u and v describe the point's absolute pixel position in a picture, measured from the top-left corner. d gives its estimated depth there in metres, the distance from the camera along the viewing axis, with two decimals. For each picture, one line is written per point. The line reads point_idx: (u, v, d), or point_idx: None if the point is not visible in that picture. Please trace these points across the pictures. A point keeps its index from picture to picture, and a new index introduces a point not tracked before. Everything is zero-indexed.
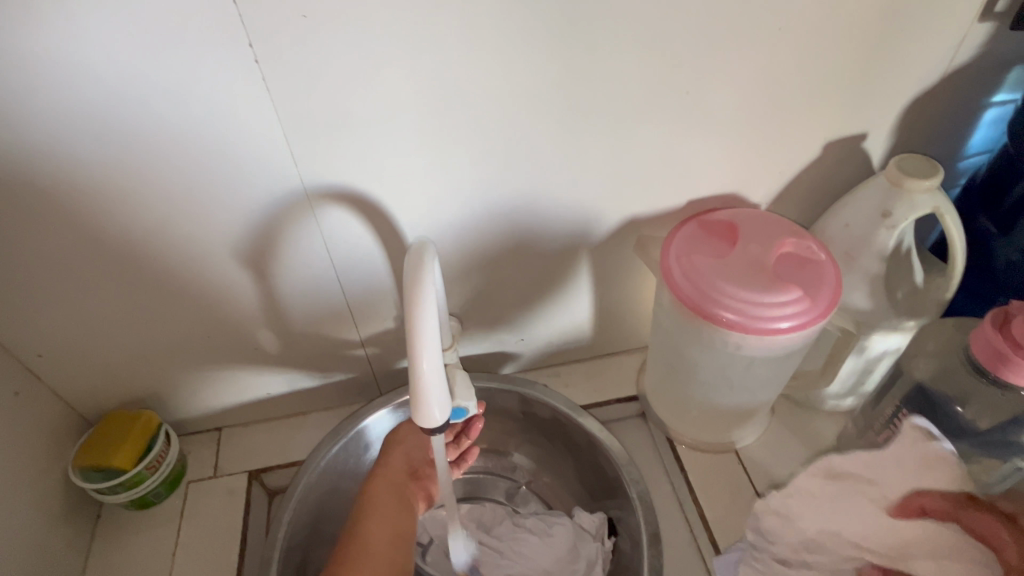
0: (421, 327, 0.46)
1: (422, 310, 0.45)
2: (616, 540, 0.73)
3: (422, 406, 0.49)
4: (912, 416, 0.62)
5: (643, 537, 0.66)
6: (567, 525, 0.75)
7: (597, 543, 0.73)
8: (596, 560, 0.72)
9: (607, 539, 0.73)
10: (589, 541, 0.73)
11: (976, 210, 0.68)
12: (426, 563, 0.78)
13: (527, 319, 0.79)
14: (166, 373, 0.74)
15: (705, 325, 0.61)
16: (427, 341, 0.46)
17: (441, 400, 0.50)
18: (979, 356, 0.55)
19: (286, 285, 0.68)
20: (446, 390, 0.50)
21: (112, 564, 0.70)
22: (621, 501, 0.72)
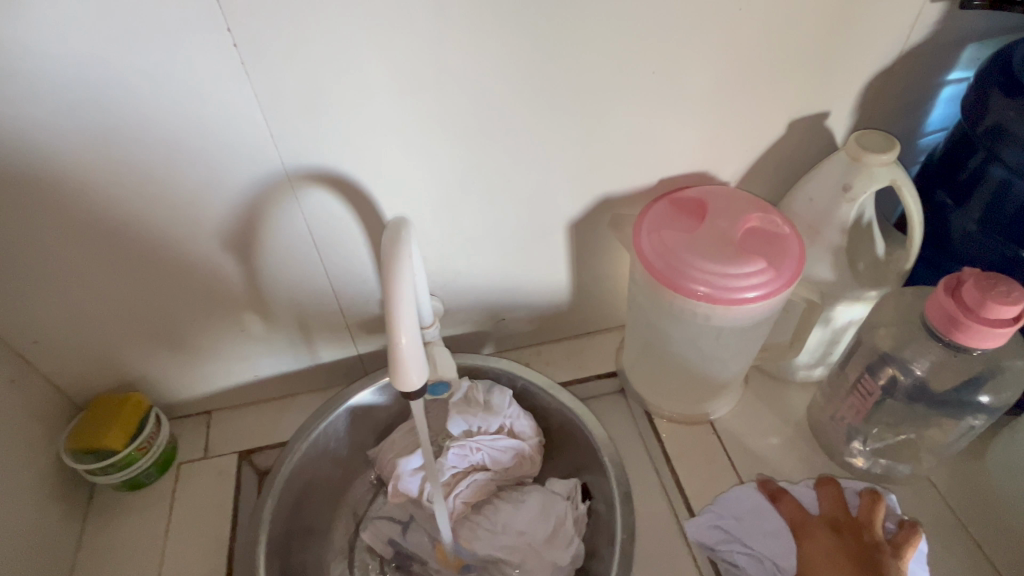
0: (400, 302, 0.49)
1: (401, 285, 0.49)
2: (590, 504, 0.76)
3: (399, 371, 0.51)
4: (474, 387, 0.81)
5: (615, 496, 0.69)
6: (537, 490, 0.77)
7: (568, 502, 0.75)
8: (566, 517, 0.73)
9: (580, 503, 0.76)
10: (559, 500, 0.75)
11: (934, 185, 0.71)
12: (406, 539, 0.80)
13: (508, 298, 0.81)
14: (154, 357, 0.76)
15: (676, 297, 0.63)
16: (403, 302, 0.49)
17: (419, 367, 0.51)
18: (934, 321, 0.58)
19: (268, 267, 0.69)
20: (424, 358, 0.52)
21: (105, 542, 0.72)
22: (595, 466, 0.76)
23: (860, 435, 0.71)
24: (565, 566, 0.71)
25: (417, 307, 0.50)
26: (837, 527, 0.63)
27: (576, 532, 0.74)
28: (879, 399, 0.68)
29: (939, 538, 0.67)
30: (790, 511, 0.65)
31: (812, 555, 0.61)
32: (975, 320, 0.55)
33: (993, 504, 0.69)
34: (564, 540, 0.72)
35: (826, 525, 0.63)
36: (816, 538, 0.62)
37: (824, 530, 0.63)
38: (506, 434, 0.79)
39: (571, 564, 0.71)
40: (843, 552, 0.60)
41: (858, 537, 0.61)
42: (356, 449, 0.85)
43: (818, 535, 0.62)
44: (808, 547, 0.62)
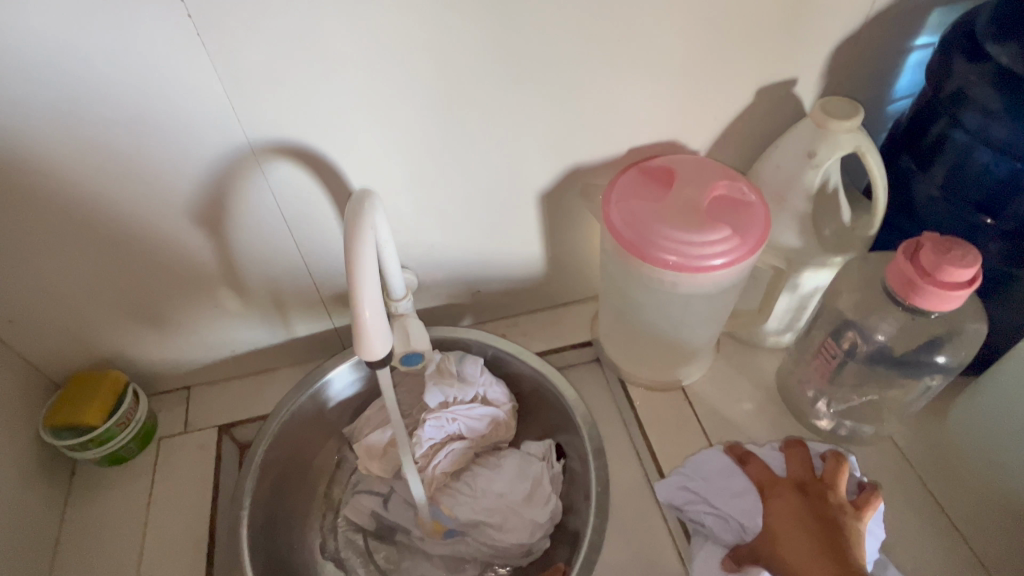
0: (363, 287, 0.49)
1: (362, 270, 0.49)
2: (566, 463, 0.79)
3: (364, 342, 0.51)
4: (445, 356, 0.81)
5: (588, 450, 0.72)
6: (513, 453, 0.79)
7: (543, 462, 0.77)
8: (543, 475, 0.76)
9: (555, 462, 0.79)
10: (535, 461, 0.77)
11: (899, 151, 0.71)
12: (387, 511, 0.81)
13: (482, 270, 0.82)
14: (130, 334, 0.76)
15: (644, 266, 0.64)
16: (365, 275, 0.49)
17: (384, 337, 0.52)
18: (894, 285, 0.59)
19: (239, 243, 0.69)
20: (388, 327, 0.52)
21: (89, 516, 0.73)
22: (572, 429, 0.78)
23: (826, 397, 0.73)
24: (544, 522, 0.73)
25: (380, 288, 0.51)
26: (801, 488, 0.63)
27: (553, 488, 0.77)
28: (840, 363, 0.71)
29: (899, 494, 0.70)
30: (756, 473, 0.66)
31: (775, 515, 0.62)
32: (932, 283, 0.56)
33: (951, 460, 0.72)
34: (542, 499, 0.74)
35: (791, 486, 0.64)
36: (780, 498, 0.63)
37: (789, 491, 0.63)
38: (481, 402, 0.81)
39: (550, 519, 0.74)
40: (807, 512, 0.61)
41: (822, 496, 0.62)
42: (335, 423, 0.86)
43: (782, 496, 0.63)
44: (773, 508, 0.62)
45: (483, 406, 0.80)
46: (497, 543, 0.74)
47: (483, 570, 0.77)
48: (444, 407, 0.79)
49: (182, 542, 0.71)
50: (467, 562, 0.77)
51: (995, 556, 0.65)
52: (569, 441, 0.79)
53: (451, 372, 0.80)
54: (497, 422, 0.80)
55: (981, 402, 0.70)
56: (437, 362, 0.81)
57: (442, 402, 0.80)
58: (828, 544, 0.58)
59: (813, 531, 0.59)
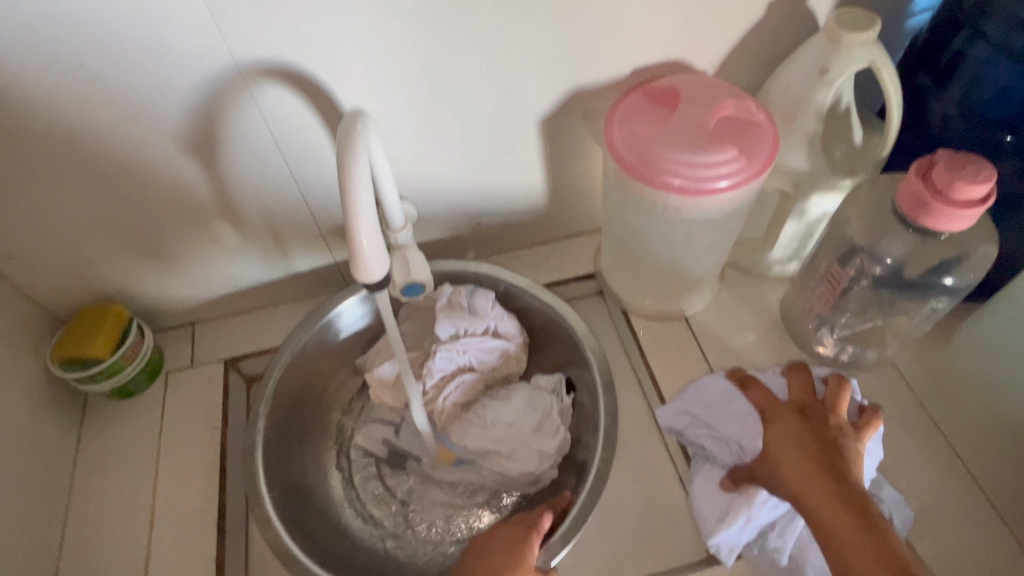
0: (358, 212, 0.49)
1: (357, 194, 0.49)
2: (575, 397, 0.79)
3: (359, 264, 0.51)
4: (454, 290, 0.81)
5: (598, 385, 0.72)
6: (524, 385, 0.78)
7: (553, 396, 0.77)
8: (552, 408, 0.76)
9: (565, 395, 0.79)
10: (545, 394, 0.77)
11: (916, 68, 0.68)
12: (399, 439, 0.82)
13: (483, 201, 0.80)
14: (130, 268, 0.75)
15: (647, 190, 0.62)
16: (359, 195, 0.49)
17: (379, 259, 0.52)
18: (903, 206, 0.57)
19: (233, 172, 0.68)
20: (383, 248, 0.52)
21: (103, 445, 0.75)
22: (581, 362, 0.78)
23: (827, 325, 0.73)
24: (552, 453, 0.74)
25: (376, 214, 0.50)
26: (803, 412, 0.63)
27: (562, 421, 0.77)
28: (848, 286, 0.70)
29: (899, 417, 0.71)
30: (758, 398, 0.66)
31: (774, 437, 0.62)
32: (943, 202, 0.54)
33: (952, 386, 0.72)
34: (550, 430, 0.75)
35: (792, 410, 0.64)
36: (780, 420, 0.63)
37: (789, 414, 0.63)
38: (491, 335, 0.81)
39: (558, 451, 0.74)
40: (807, 434, 0.60)
41: (822, 419, 0.62)
42: (344, 356, 0.86)
43: (782, 418, 0.63)
44: (772, 430, 0.63)
45: (495, 339, 0.80)
46: (507, 471, 0.74)
47: (491, 499, 0.77)
48: (455, 339, 0.79)
49: (195, 469, 0.73)
50: (477, 491, 0.77)
51: (989, 475, 0.66)
52: (579, 373, 0.79)
53: (462, 305, 0.80)
54: (507, 355, 0.81)
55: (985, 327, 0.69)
56: (448, 296, 0.81)
57: (453, 334, 0.79)
58: (823, 463, 0.58)
59: (811, 451, 0.59)
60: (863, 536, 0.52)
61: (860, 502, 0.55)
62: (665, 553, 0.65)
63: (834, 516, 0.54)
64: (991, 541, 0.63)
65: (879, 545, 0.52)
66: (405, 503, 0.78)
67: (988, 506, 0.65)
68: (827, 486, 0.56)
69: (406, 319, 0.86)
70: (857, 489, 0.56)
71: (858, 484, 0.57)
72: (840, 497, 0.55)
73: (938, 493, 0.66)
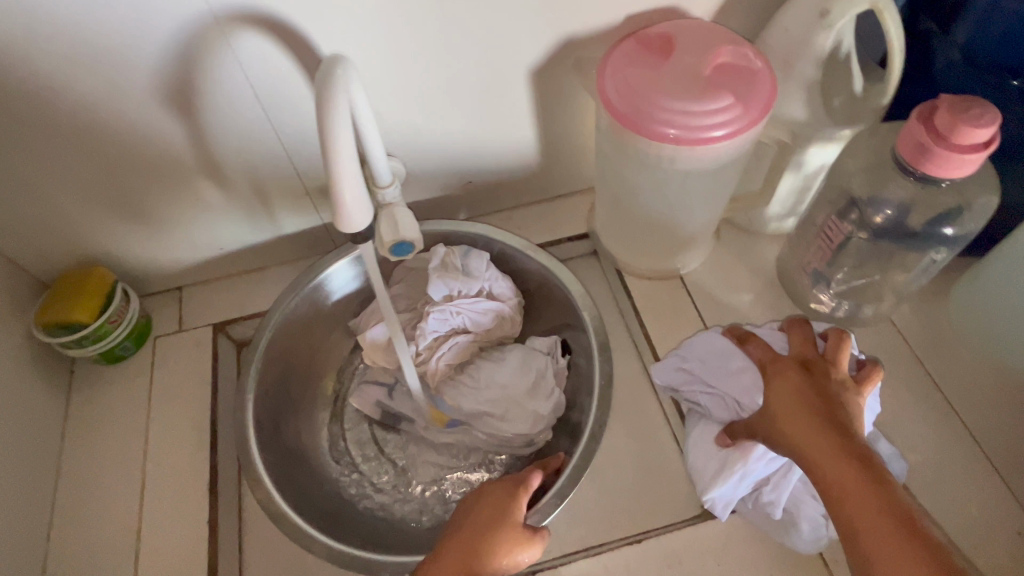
0: (337, 164, 0.48)
1: (336, 145, 0.47)
2: (570, 358, 0.79)
3: (342, 211, 0.51)
4: (445, 249, 0.78)
5: (593, 347, 0.70)
6: (518, 347, 0.78)
7: (548, 357, 0.77)
8: (547, 369, 0.75)
9: (560, 357, 0.78)
10: (540, 355, 0.77)
11: (920, 12, 0.66)
12: (393, 401, 0.81)
13: (473, 159, 0.78)
14: (111, 230, 0.74)
15: (640, 140, 0.60)
16: (339, 141, 0.47)
17: (362, 206, 0.51)
18: (904, 152, 0.56)
19: (214, 128, 0.65)
20: (366, 194, 0.51)
21: (92, 410, 0.74)
22: (575, 323, 0.77)
23: (824, 281, 0.72)
24: (547, 415, 0.73)
25: (358, 165, 0.49)
26: (803, 365, 0.60)
27: (556, 382, 0.76)
28: (846, 239, 0.68)
29: (894, 373, 0.70)
30: (757, 353, 0.64)
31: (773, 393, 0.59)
32: (946, 147, 0.53)
33: (949, 341, 0.72)
34: (545, 391, 0.74)
35: (792, 365, 0.60)
36: (778, 374, 0.60)
37: (789, 368, 0.60)
38: (486, 297, 0.79)
39: (553, 413, 0.73)
40: (809, 387, 0.57)
41: (823, 374, 0.59)
42: (336, 320, 0.85)
43: (781, 373, 0.60)
44: (771, 385, 0.59)
45: (490, 300, 0.78)
46: (500, 433, 0.74)
47: (485, 460, 0.77)
48: (448, 300, 0.78)
49: (185, 433, 0.72)
50: (472, 452, 0.77)
51: (985, 428, 0.66)
52: (574, 335, 0.78)
53: (454, 264, 0.78)
54: (502, 317, 0.79)
55: (984, 280, 0.68)
56: (440, 257, 0.79)
57: (447, 295, 0.78)
58: (826, 418, 0.54)
59: (813, 406, 0.56)
60: (871, 492, 0.49)
61: (866, 456, 0.51)
62: (660, 508, 0.65)
63: (839, 472, 0.51)
64: (986, 492, 0.63)
65: (887, 500, 0.48)
66: (399, 464, 0.78)
67: (983, 459, 0.65)
68: (830, 441, 0.53)
69: (399, 280, 0.85)
70: (861, 444, 0.53)
71: (863, 439, 0.54)
72: (845, 451, 0.52)
73: (933, 447, 0.66)
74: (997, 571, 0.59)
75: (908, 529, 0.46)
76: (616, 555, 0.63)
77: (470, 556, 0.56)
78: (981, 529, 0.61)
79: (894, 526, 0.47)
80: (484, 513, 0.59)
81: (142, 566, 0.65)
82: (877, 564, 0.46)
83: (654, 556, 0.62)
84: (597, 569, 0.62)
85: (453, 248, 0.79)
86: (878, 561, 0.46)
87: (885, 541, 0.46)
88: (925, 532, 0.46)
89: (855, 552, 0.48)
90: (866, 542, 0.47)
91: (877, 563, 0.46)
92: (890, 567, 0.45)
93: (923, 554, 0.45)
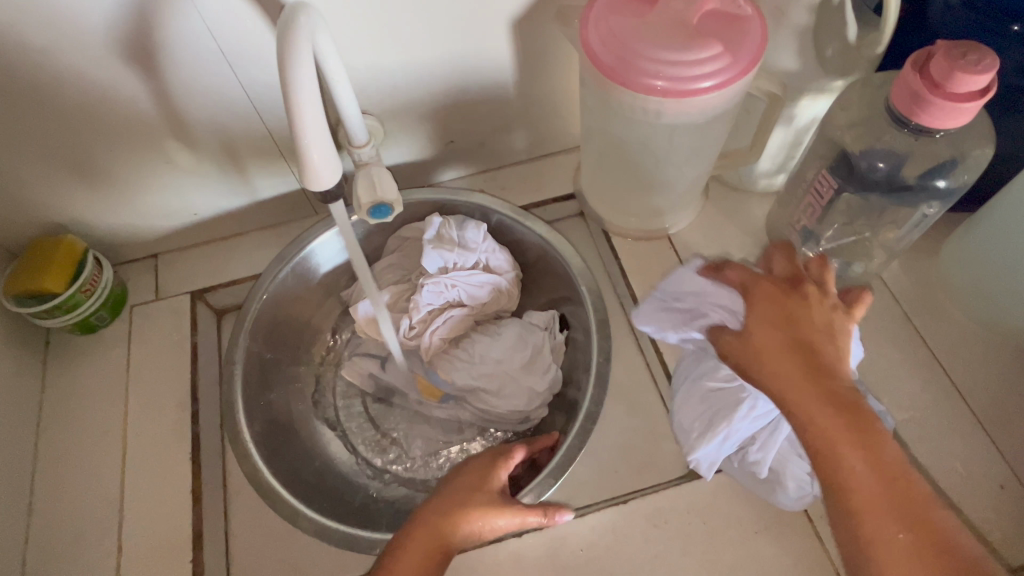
0: (301, 119, 0.46)
1: (298, 98, 0.45)
2: (568, 334, 0.76)
3: (308, 169, 0.48)
4: (440, 219, 0.76)
5: (593, 325, 0.70)
6: (514, 322, 0.75)
7: (546, 332, 0.74)
8: (544, 345, 0.73)
9: (558, 332, 0.75)
10: (537, 331, 0.74)
11: None
12: (385, 374, 0.79)
13: (454, 116, 0.75)
14: (78, 195, 0.71)
15: (625, 93, 0.58)
16: (302, 92, 0.45)
17: (330, 162, 0.49)
18: (898, 103, 0.54)
19: (177, 84, 0.62)
20: (334, 150, 0.49)
21: (69, 380, 0.73)
22: (574, 295, 0.75)
23: (814, 239, 0.70)
24: (542, 391, 0.71)
25: (325, 120, 0.47)
26: (788, 288, 0.57)
27: (554, 359, 0.74)
28: (834, 197, 0.66)
29: (882, 332, 0.70)
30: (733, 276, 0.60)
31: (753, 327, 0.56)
32: (940, 96, 0.51)
33: (938, 297, 0.71)
34: (541, 366, 0.72)
35: (778, 292, 0.57)
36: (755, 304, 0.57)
37: (776, 295, 0.57)
38: (482, 270, 0.77)
39: (548, 389, 0.72)
40: (788, 313, 0.55)
41: (806, 302, 0.56)
42: (326, 292, 0.83)
43: (767, 303, 0.57)
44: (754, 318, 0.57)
45: (487, 274, 0.76)
46: (494, 409, 0.72)
47: (480, 434, 0.76)
48: (443, 272, 0.75)
49: (165, 403, 0.71)
50: (466, 426, 0.76)
51: (972, 386, 0.66)
52: (571, 308, 0.76)
53: (450, 236, 0.75)
54: (500, 292, 0.77)
55: (975, 234, 0.67)
56: (436, 227, 0.76)
57: (442, 268, 0.76)
58: (810, 361, 0.52)
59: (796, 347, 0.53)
60: (857, 443, 0.48)
61: (853, 404, 0.50)
62: (646, 470, 0.64)
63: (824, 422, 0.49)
64: (971, 449, 0.63)
65: (875, 454, 0.47)
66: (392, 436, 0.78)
67: (970, 416, 0.64)
68: (815, 385, 0.51)
69: (392, 251, 0.82)
70: (848, 389, 0.51)
71: (846, 379, 0.52)
72: (833, 400, 0.50)
73: (919, 405, 0.65)
74: (978, 526, 0.59)
75: (896, 487, 0.46)
76: (602, 515, 0.63)
77: (449, 527, 0.55)
78: (965, 482, 0.61)
79: (880, 484, 0.46)
80: (472, 485, 0.58)
81: (126, 537, 0.64)
82: (860, 520, 0.46)
83: (640, 516, 0.62)
84: (583, 531, 0.62)
85: (450, 219, 0.76)
86: (863, 518, 0.46)
87: (871, 499, 0.46)
88: (912, 488, 0.46)
89: (837, 505, 0.48)
90: (849, 497, 0.47)
91: (861, 520, 0.46)
92: (874, 526, 0.45)
93: (907, 515, 0.45)
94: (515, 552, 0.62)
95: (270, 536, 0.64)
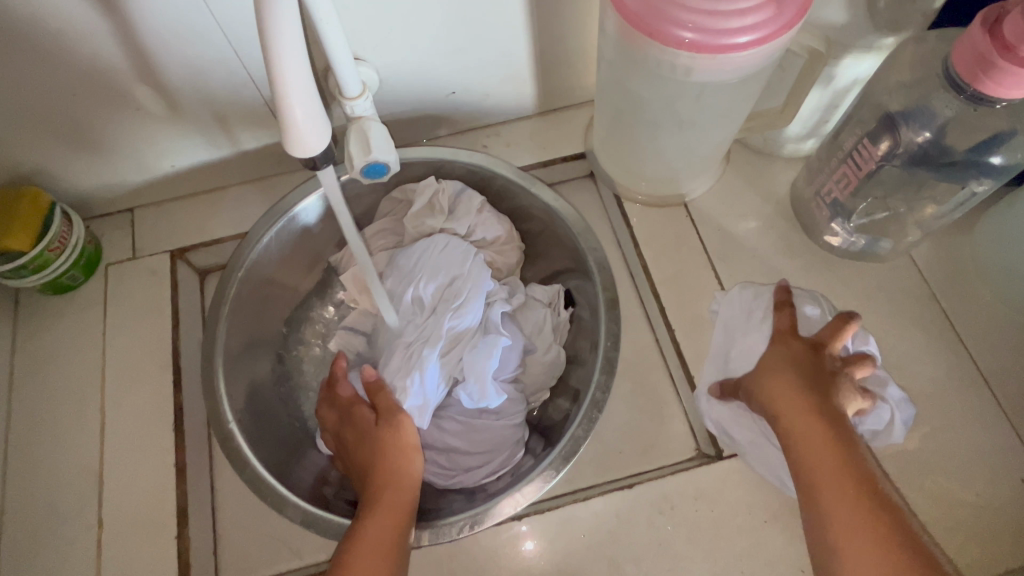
0: (284, 73, 0.40)
1: (279, 50, 0.39)
2: (572, 310, 0.72)
3: (292, 131, 0.42)
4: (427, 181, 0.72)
5: (600, 302, 0.65)
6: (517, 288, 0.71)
7: (549, 309, 0.70)
8: (545, 322, 0.69)
9: (562, 309, 0.71)
10: (540, 307, 0.70)
11: None
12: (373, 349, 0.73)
13: (457, 65, 0.68)
14: (41, 143, 0.64)
15: (650, 46, 0.51)
16: (284, 41, 0.38)
17: (320, 125, 0.43)
18: (961, 67, 0.48)
19: (142, 20, 0.55)
20: (324, 110, 0.43)
21: (40, 344, 0.68)
22: (582, 269, 0.70)
23: (844, 214, 0.65)
24: (542, 376, 0.68)
25: (311, 75, 0.41)
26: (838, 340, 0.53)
27: (557, 336, 0.70)
28: (875, 168, 0.61)
29: (908, 312, 0.66)
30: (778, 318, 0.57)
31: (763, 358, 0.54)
32: (1010, 62, 0.45)
33: (969, 277, 0.67)
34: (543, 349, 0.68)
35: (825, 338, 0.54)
36: (778, 352, 0.53)
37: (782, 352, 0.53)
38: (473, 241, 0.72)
39: (549, 372, 0.68)
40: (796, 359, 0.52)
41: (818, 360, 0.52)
42: (316, 256, 0.77)
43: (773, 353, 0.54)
44: (773, 373, 0.52)
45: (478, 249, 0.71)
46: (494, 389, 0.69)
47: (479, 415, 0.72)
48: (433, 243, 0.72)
49: (146, 371, 0.67)
50: None
51: (999, 372, 0.63)
52: (577, 283, 0.71)
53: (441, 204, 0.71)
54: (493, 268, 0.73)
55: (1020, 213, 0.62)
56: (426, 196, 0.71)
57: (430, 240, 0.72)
58: (819, 389, 0.49)
59: (805, 384, 0.50)
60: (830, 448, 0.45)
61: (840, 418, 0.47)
62: (652, 451, 0.61)
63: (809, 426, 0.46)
64: (991, 439, 0.60)
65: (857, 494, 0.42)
66: None
67: (995, 405, 0.61)
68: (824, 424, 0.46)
69: (385, 214, 0.76)
70: (834, 403, 0.48)
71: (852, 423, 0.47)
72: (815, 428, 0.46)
73: (940, 391, 0.62)
74: (992, 517, 0.58)
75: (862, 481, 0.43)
76: (605, 501, 0.60)
77: (386, 502, 0.54)
78: (986, 473, 0.59)
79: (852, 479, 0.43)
80: (386, 453, 0.58)
81: (105, 512, 0.61)
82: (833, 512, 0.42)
83: (645, 501, 0.60)
84: (585, 515, 0.60)
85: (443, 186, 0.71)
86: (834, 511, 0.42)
87: (837, 496, 0.43)
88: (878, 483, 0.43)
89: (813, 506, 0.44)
90: (823, 487, 0.44)
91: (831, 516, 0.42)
92: (841, 519, 0.42)
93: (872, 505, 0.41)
94: (512, 536, 0.59)
95: (258, 514, 0.62)
